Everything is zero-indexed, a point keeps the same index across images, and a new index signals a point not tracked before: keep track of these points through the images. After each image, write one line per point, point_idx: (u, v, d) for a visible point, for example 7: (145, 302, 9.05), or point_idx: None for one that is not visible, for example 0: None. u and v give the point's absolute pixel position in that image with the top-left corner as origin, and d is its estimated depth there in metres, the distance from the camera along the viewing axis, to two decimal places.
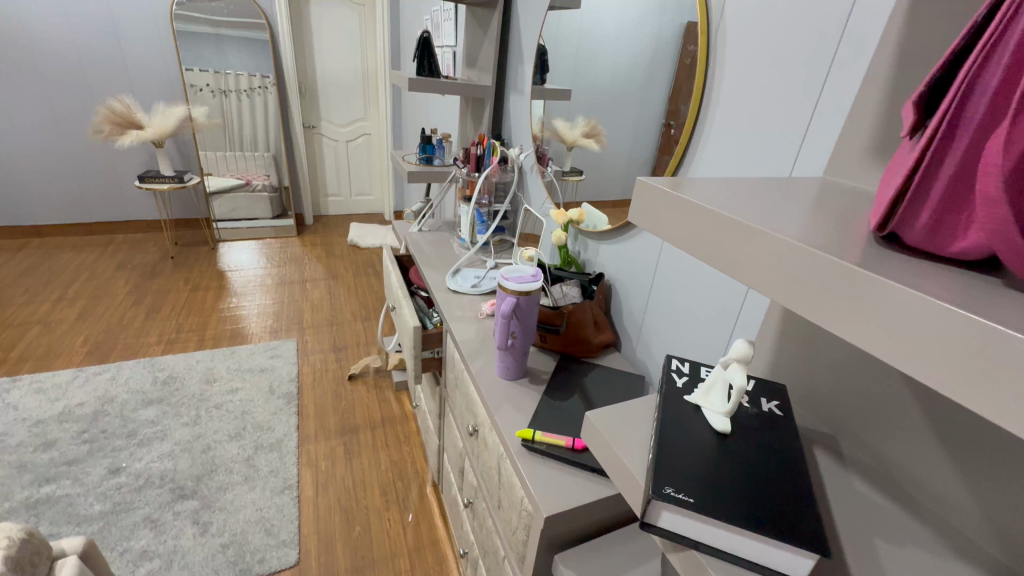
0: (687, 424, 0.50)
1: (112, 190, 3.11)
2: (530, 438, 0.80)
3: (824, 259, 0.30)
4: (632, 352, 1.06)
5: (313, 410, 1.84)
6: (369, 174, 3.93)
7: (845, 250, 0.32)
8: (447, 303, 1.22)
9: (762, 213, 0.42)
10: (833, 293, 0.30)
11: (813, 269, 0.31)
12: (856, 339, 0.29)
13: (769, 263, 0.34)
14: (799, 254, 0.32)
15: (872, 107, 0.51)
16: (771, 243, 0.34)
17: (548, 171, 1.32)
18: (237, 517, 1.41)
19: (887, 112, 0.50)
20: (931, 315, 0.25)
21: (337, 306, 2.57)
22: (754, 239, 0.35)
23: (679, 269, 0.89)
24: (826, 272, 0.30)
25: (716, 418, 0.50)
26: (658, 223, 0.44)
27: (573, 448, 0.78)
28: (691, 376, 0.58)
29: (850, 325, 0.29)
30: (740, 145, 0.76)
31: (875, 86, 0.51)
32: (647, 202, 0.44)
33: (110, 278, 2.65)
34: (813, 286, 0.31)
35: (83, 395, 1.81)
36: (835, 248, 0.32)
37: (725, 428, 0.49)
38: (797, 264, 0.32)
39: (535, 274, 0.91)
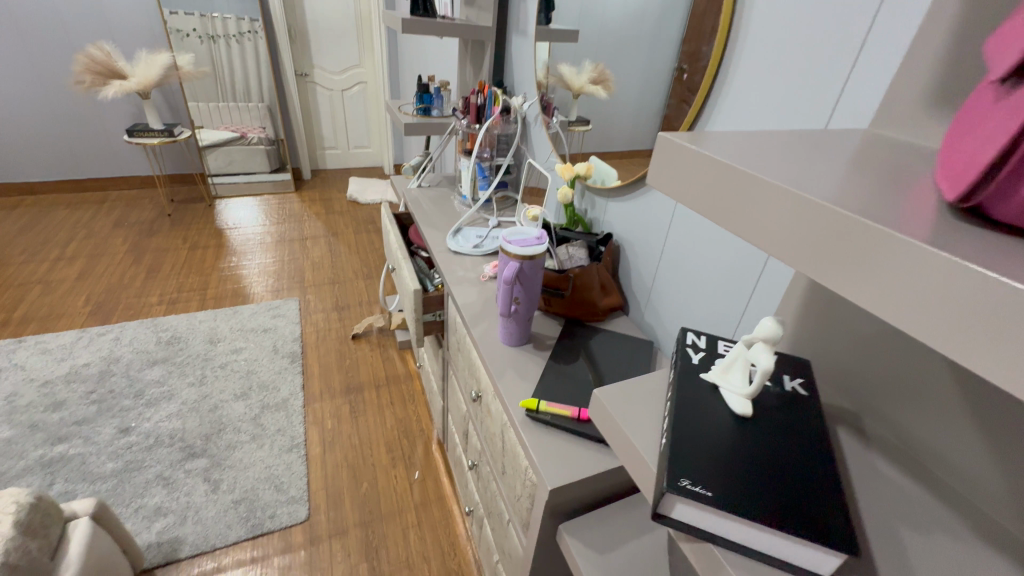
0: (703, 404, 0.47)
1: (101, 145, 3.01)
2: (536, 408, 0.78)
3: (871, 229, 0.26)
4: (640, 316, 1.02)
5: (318, 369, 1.84)
6: (366, 125, 3.77)
7: (899, 220, 0.27)
8: (447, 265, 1.18)
9: (793, 173, 0.36)
10: (877, 269, 0.25)
11: (855, 243, 0.27)
12: (906, 327, 0.25)
13: (804, 232, 0.29)
14: (842, 222, 0.27)
15: (935, 43, 0.43)
16: (810, 210, 0.29)
17: (553, 122, 1.23)
18: (247, 474, 1.43)
19: (953, 50, 0.42)
20: (1014, 306, 0.20)
21: (338, 264, 2.53)
22: (790, 204, 0.30)
23: (694, 230, 0.83)
24: (879, 247, 0.25)
25: (735, 400, 0.46)
26: (674, 183, 0.39)
27: (579, 419, 0.77)
28: (708, 351, 0.53)
29: (901, 310, 0.25)
30: (768, 94, 0.67)
31: (940, 17, 0.43)
32: (661, 159, 0.39)
33: (108, 236, 2.61)
34: (857, 261, 0.27)
35: (88, 355, 1.81)
36: (888, 218, 0.27)
37: (746, 411, 0.46)
38: (835, 233, 0.27)
39: (540, 236, 0.85)
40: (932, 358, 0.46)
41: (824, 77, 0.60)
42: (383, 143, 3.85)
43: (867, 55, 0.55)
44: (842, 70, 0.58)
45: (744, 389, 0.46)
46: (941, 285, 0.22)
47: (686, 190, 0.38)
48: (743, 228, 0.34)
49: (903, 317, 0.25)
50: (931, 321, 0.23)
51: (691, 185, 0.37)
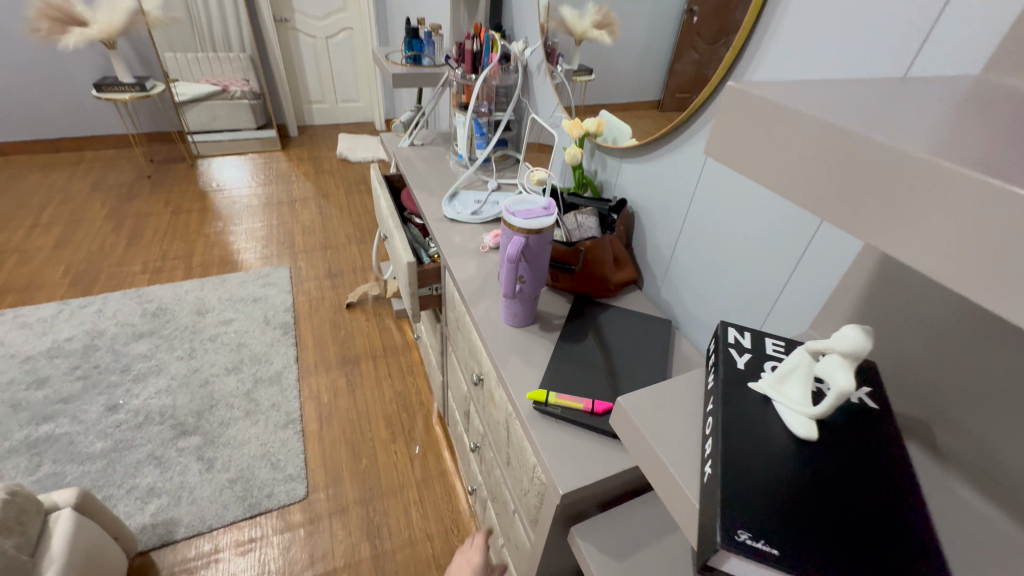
0: (756, 426, 0.39)
1: (70, 101, 2.80)
2: (545, 400, 0.70)
3: None
4: (655, 290, 0.93)
5: (312, 340, 1.77)
6: (354, 76, 3.53)
7: None
8: (443, 234, 1.07)
9: (911, 126, 0.27)
10: None
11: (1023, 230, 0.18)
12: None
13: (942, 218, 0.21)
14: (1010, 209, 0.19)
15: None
16: (958, 187, 0.20)
17: (559, 71, 1.09)
18: (242, 452, 1.39)
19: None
20: None
21: (329, 228, 2.42)
22: (926, 178, 0.22)
23: (724, 197, 0.72)
24: None
25: (797, 421, 0.38)
26: (740, 146, 0.30)
27: (592, 412, 0.69)
28: (755, 354, 0.45)
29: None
30: (829, 35, 0.55)
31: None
32: (728, 115, 0.30)
33: (85, 200, 2.47)
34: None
35: (71, 328, 1.73)
36: None
37: (809, 434, 0.37)
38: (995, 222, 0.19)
39: (547, 206, 0.75)
40: None
41: (907, 11, 0.48)
42: (372, 96, 3.61)
43: None
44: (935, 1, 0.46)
45: (808, 407, 0.38)
46: None
47: (759, 154, 0.29)
48: (839, 204, 0.26)
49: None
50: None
51: (766, 146, 0.29)
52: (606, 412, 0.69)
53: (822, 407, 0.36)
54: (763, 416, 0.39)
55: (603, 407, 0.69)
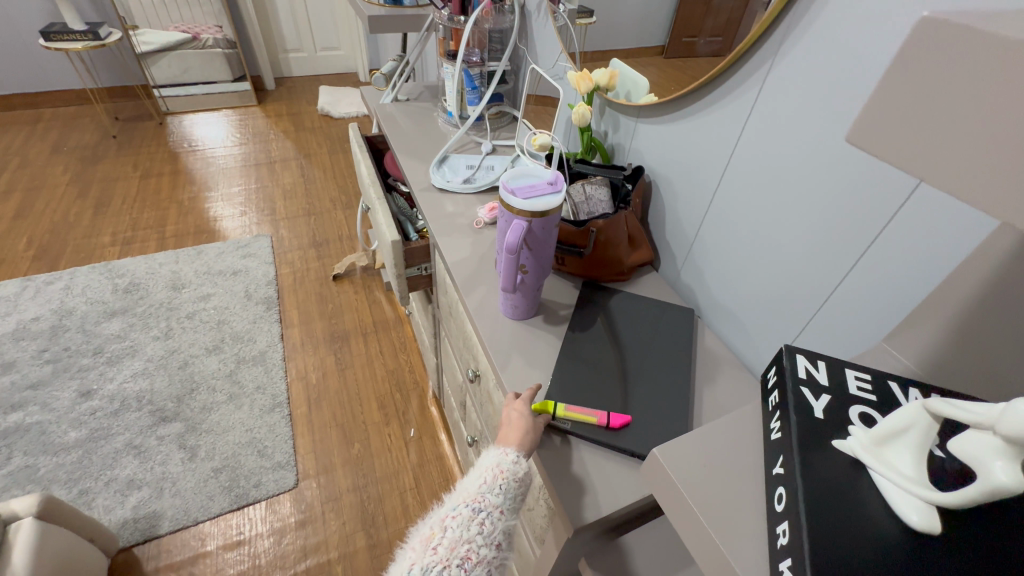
0: (854, 514, 0.28)
1: (20, 52, 2.55)
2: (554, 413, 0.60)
3: None
4: (675, 272, 0.82)
5: (298, 316, 1.66)
6: (333, 20, 3.22)
7: None
8: (432, 208, 0.94)
9: None
10: None
11: None
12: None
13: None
14: None
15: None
16: None
17: (561, 10, 0.93)
18: (226, 439, 1.31)
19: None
20: None
21: (313, 191, 2.25)
22: None
23: (768, 167, 0.60)
24: None
25: (907, 504, 0.28)
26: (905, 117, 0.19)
27: (608, 428, 0.60)
28: (836, 394, 0.34)
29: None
30: None
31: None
32: (906, 60, 0.19)
33: (45, 164, 2.28)
34: None
35: (36, 308, 1.62)
36: None
37: (928, 526, 0.27)
38: None
39: (553, 181, 0.63)
40: None
41: None
42: (354, 42, 3.32)
43: None
44: None
45: (929, 490, 0.27)
46: None
47: (954, 128, 0.18)
48: None
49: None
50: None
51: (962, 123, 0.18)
52: (624, 428, 0.59)
53: (953, 497, 0.26)
54: (858, 494, 0.29)
55: (621, 421, 0.60)
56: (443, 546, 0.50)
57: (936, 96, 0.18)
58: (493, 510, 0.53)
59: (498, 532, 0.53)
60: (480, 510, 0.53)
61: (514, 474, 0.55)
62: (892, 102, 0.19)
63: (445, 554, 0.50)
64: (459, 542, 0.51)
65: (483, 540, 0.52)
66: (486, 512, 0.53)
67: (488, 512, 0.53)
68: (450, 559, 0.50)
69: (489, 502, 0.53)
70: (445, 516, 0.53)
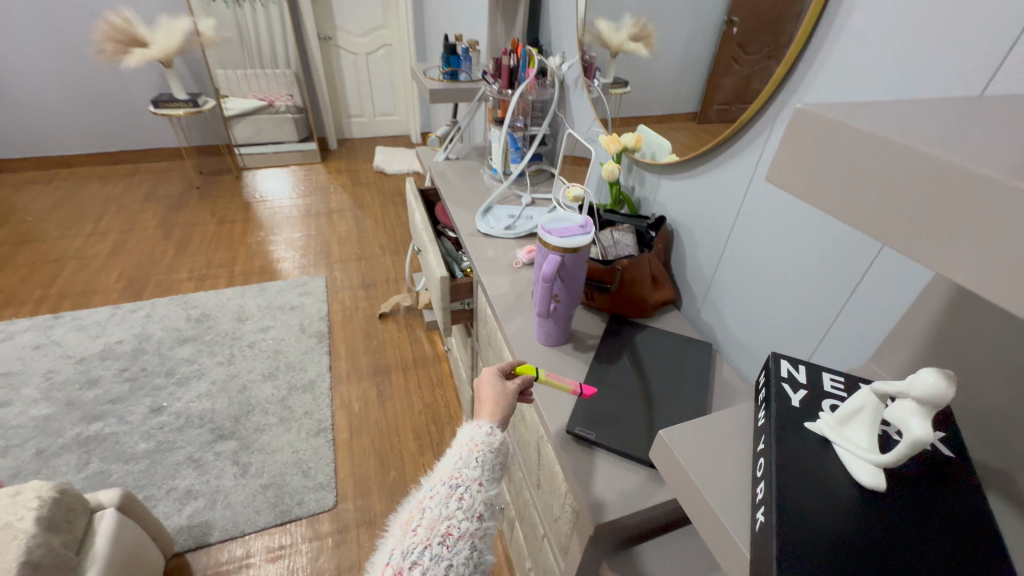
0: (821, 478, 0.35)
1: (129, 116, 2.98)
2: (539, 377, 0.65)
3: None
4: (695, 312, 0.90)
5: (345, 349, 1.80)
6: (392, 91, 3.62)
7: None
8: (476, 249, 1.07)
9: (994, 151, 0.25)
10: None
11: None
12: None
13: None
14: None
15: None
16: None
17: (595, 86, 1.08)
18: (274, 459, 1.41)
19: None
20: None
21: (365, 239, 2.47)
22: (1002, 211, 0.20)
23: (772, 216, 0.69)
24: None
25: (862, 469, 0.35)
26: (805, 169, 0.28)
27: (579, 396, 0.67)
28: (811, 390, 0.42)
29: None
30: (892, 54, 0.51)
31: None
32: (791, 140, 0.29)
33: (138, 210, 2.60)
34: None
35: (121, 332, 1.82)
36: None
37: (876, 484, 0.34)
38: None
39: (584, 223, 0.74)
40: None
41: (990, 22, 0.44)
42: (409, 109, 3.69)
43: None
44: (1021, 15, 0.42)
45: (876, 455, 0.34)
46: None
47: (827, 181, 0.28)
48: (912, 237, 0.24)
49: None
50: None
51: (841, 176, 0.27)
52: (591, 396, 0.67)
53: (892, 458, 0.33)
54: (825, 463, 0.36)
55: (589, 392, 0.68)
56: (423, 526, 0.50)
57: (812, 159, 0.28)
58: (471, 484, 0.53)
59: (480, 504, 0.53)
60: (457, 485, 0.53)
61: (490, 446, 0.56)
62: (790, 165, 0.29)
63: (426, 533, 0.50)
64: (440, 519, 0.51)
65: (464, 514, 0.52)
66: (465, 486, 0.53)
67: (466, 486, 0.53)
68: (431, 538, 0.49)
69: (466, 476, 0.54)
70: (423, 498, 0.53)
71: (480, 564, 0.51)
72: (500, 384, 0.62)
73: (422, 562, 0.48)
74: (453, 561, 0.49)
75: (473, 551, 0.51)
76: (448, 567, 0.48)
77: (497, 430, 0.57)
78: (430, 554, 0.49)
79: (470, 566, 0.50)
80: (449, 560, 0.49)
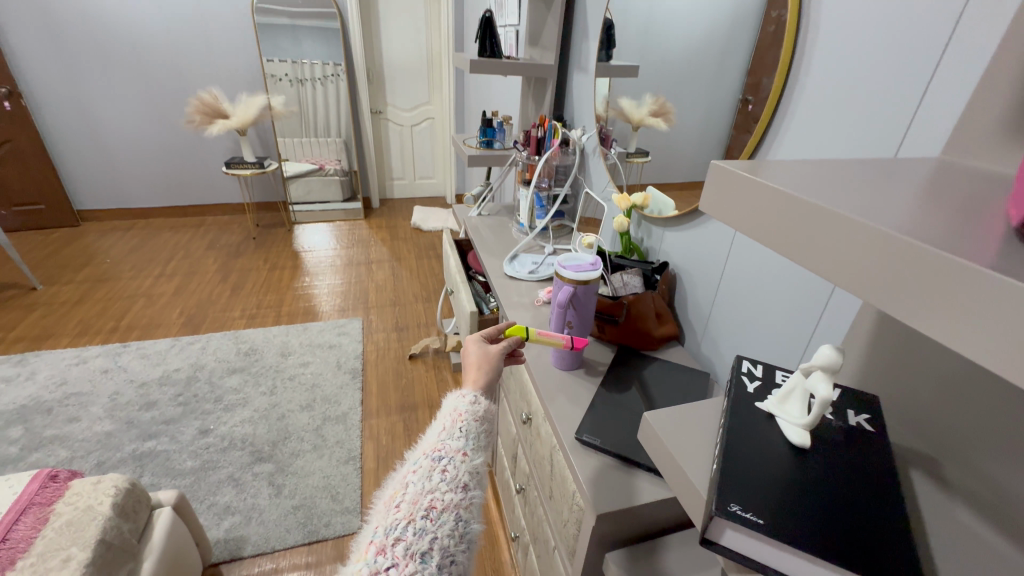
0: (763, 435, 0.46)
1: (202, 176, 3.39)
2: (526, 337, 0.77)
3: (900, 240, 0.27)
4: (697, 347, 1.00)
5: (376, 386, 1.92)
6: (431, 157, 4.00)
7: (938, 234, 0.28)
8: (503, 289, 1.21)
9: (843, 192, 0.37)
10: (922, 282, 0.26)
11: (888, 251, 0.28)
12: (991, 362, 0.23)
13: (868, 256, 0.29)
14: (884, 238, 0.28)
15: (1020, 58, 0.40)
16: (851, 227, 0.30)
17: (611, 153, 1.26)
18: (306, 482, 1.51)
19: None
20: None
21: (400, 287, 2.67)
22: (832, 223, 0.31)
23: (754, 258, 0.82)
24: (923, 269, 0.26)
25: (792, 430, 0.45)
26: (726, 203, 0.40)
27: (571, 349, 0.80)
28: (764, 381, 0.53)
29: (986, 347, 0.23)
30: (832, 127, 0.67)
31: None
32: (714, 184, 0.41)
33: (202, 256, 2.91)
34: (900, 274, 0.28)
35: (179, 361, 2.01)
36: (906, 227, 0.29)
37: (803, 441, 0.44)
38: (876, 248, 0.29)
39: (594, 262, 0.88)
40: None
41: (895, 103, 0.59)
42: (446, 173, 4.03)
43: (942, 81, 0.54)
44: (914, 99, 0.57)
45: (803, 419, 0.45)
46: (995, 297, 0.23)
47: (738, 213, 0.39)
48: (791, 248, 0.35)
49: (978, 348, 0.23)
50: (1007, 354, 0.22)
51: (746, 207, 0.38)
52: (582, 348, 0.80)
53: (813, 417, 0.43)
54: (768, 428, 0.47)
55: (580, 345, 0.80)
56: (406, 502, 0.54)
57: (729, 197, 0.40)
58: (455, 455, 0.58)
59: (463, 475, 0.57)
60: (441, 458, 0.57)
61: (471, 416, 0.62)
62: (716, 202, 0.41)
63: (409, 509, 0.53)
64: (422, 494, 0.54)
65: (448, 486, 0.56)
66: (448, 459, 0.57)
67: (450, 458, 0.58)
68: (415, 513, 0.53)
69: (449, 448, 0.58)
70: (407, 475, 0.57)
71: (465, 535, 0.55)
72: (483, 349, 0.72)
73: (406, 537, 0.51)
74: (438, 533, 0.52)
75: (457, 522, 0.54)
76: (432, 540, 0.52)
77: (479, 399, 0.65)
78: (414, 529, 0.52)
79: (454, 537, 0.54)
80: (433, 532, 0.52)
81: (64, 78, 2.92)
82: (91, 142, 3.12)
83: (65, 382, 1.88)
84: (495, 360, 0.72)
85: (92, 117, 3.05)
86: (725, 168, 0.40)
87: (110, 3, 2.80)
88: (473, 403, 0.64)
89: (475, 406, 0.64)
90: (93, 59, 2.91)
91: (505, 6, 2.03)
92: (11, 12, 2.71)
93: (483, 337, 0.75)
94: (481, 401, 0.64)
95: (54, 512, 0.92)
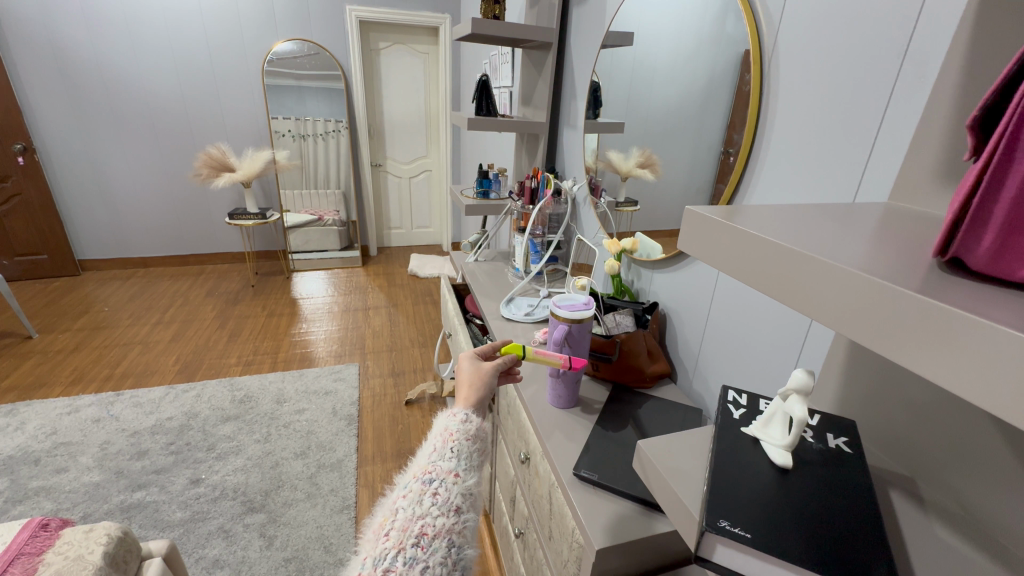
0: (746, 456, 0.50)
1: (204, 225, 3.47)
2: (522, 355, 0.79)
3: (840, 269, 0.32)
4: (689, 384, 1.04)
5: (372, 433, 1.90)
6: (428, 207, 4.14)
7: (875, 265, 0.33)
8: (500, 331, 1.25)
9: (798, 228, 0.43)
10: (859, 307, 0.31)
11: (834, 280, 0.33)
12: (951, 386, 0.26)
13: (833, 294, 0.33)
14: (826, 268, 0.33)
15: (942, 118, 0.47)
16: (803, 261, 0.35)
17: (600, 202, 1.34)
18: (299, 533, 1.47)
19: (957, 120, 0.46)
20: (967, 329, 0.25)
21: (396, 332, 2.69)
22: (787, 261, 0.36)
23: (738, 296, 0.87)
24: (859, 295, 0.31)
25: (776, 452, 0.49)
26: (710, 249, 0.44)
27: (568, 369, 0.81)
28: (748, 408, 0.58)
29: (949, 372, 0.26)
30: (797, 175, 0.74)
31: (947, 84, 0.47)
32: (688, 227, 0.46)
33: (200, 303, 2.93)
34: (840, 299, 0.33)
35: (172, 409, 1.99)
36: (847, 259, 0.34)
37: (785, 462, 0.48)
38: (822, 275, 0.33)
39: (587, 301, 0.93)
40: (981, 420, 0.46)
41: (848, 155, 0.66)
42: (442, 222, 4.17)
43: (885, 136, 0.61)
44: (864, 149, 0.64)
45: (783, 440, 0.49)
46: (917, 310, 0.28)
47: (711, 253, 0.44)
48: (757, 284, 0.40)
49: (944, 375, 0.27)
50: (968, 376, 0.25)
51: (724, 249, 0.42)
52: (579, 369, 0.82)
53: (788, 439, 0.49)
54: (751, 449, 0.51)
55: (577, 366, 0.82)
56: (395, 531, 0.55)
57: (702, 241, 0.45)
58: (446, 477, 0.60)
59: (454, 498, 0.59)
60: (432, 481, 0.59)
61: (463, 436, 0.64)
62: (693, 242, 0.46)
63: (398, 537, 0.55)
64: (413, 521, 0.56)
65: (439, 510, 0.57)
66: (439, 482, 0.59)
67: (441, 479, 0.59)
68: (405, 541, 0.54)
69: (440, 470, 0.60)
70: (397, 500, 0.59)
71: (459, 560, 0.57)
72: (476, 365, 0.74)
73: (396, 567, 0.53)
74: (429, 561, 0.54)
75: (450, 548, 0.56)
76: (423, 568, 0.53)
77: (471, 417, 0.66)
78: (403, 558, 0.53)
79: (447, 565, 0.55)
80: (424, 561, 0.54)
81: (79, 136, 3.06)
82: (99, 195, 3.21)
83: (55, 432, 1.85)
84: (487, 375, 0.73)
85: (101, 171, 3.16)
86: (706, 217, 0.44)
87: (124, 64, 2.97)
88: (464, 421, 0.66)
89: (467, 424, 0.65)
90: (107, 118, 3.06)
91: (500, 69, 2.19)
92: (35, 75, 2.88)
93: (477, 355, 0.77)
94: (472, 419, 0.66)
95: (43, 562, 0.90)
